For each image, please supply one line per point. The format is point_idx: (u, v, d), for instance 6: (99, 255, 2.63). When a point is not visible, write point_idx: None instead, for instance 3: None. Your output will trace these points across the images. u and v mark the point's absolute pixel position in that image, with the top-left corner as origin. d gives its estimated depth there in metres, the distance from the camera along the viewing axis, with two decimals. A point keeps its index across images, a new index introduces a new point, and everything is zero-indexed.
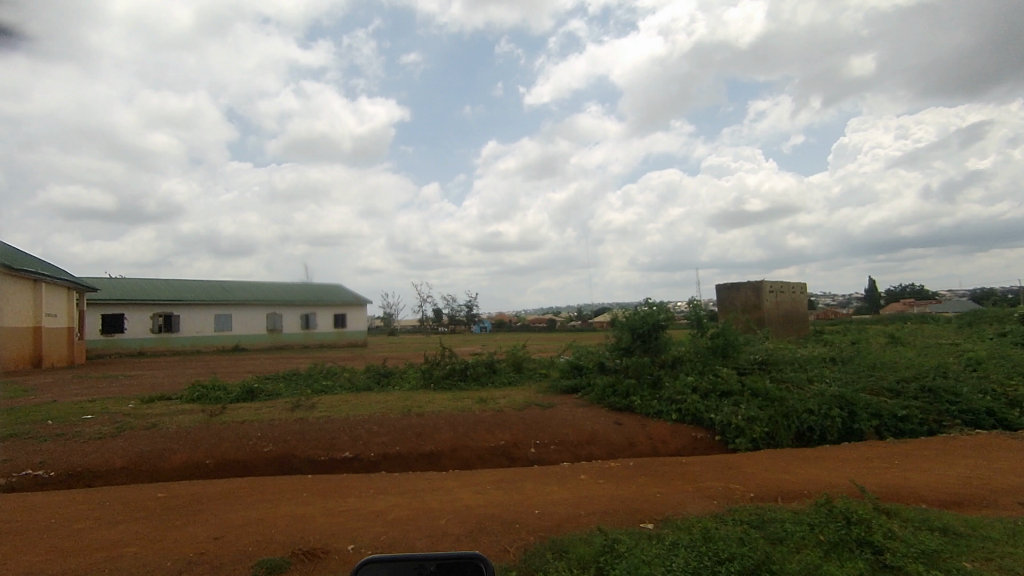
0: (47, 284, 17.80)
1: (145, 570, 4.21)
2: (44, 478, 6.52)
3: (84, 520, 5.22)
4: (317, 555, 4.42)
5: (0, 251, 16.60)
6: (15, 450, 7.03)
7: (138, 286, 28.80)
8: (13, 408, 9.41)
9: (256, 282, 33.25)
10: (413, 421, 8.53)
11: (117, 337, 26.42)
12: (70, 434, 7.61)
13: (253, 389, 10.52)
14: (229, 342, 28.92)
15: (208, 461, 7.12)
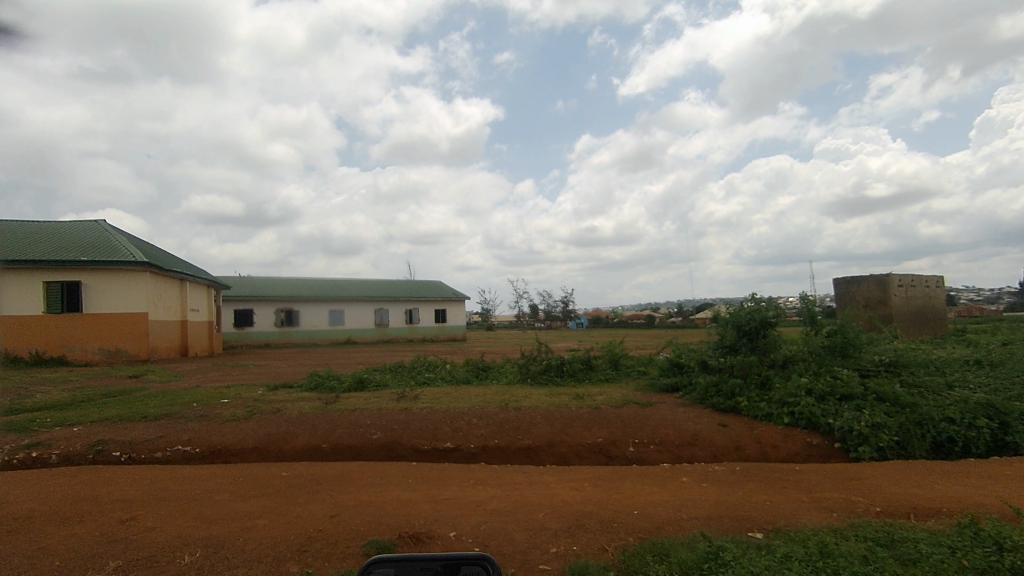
0: (190, 283, 20.17)
1: (274, 541, 4.64)
2: (191, 453, 7.40)
3: (222, 493, 5.85)
4: (422, 539, 4.63)
5: (153, 254, 19.02)
6: (169, 427, 8.03)
7: (264, 285, 31.76)
8: (166, 391, 10.76)
9: (364, 279, 35.43)
10: (511, 415, 8.67)
11: (248, 330, 29.37)
12: (211, 415, 8.56)
13: (363, 379, 11.25)
14: (341, 335, 31.13)
15: (324, 445, 7.70)
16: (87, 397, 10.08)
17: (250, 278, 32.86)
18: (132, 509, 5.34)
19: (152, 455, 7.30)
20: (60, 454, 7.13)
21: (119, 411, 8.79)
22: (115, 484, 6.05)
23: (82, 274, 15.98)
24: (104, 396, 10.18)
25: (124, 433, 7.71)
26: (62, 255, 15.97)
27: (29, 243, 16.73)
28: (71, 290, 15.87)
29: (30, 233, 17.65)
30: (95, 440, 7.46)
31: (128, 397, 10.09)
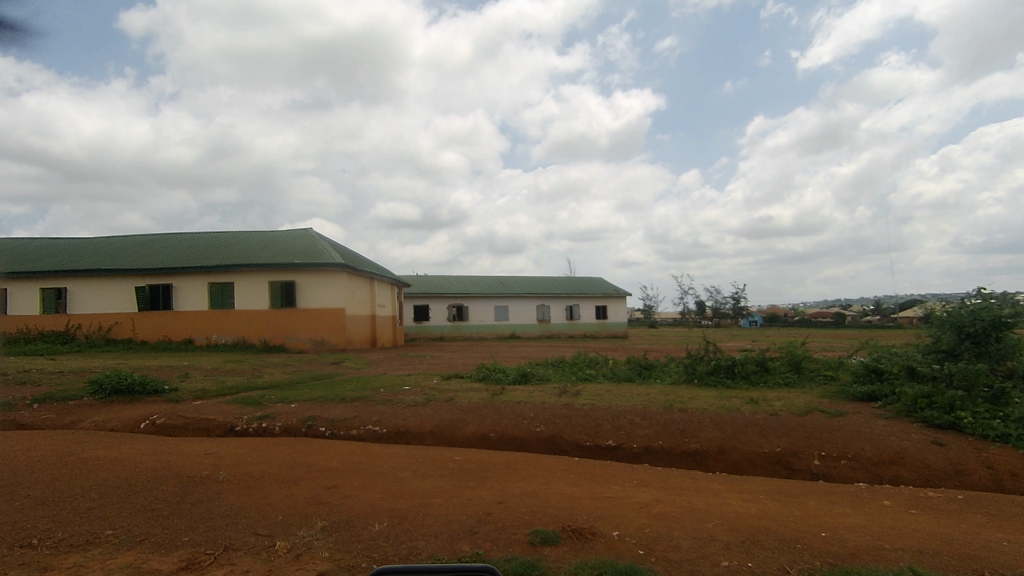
0: (378, 281, 22.71)
1: (449, 520, 5.00)
2: (380, 433, 8.32)
3: (405, 471, 6.47)
4: (585, 535, 4.64)
5: (349, 257, 21.79)
6: (362, 409, 9.12)
7: (438, 283, 34.53)
8: (360, 377, 12.24)
9: (527, 277, 36.67)
10: (677, 417, 8.29)
11: (425, 324, 32.18)
12: (395, 400, 9.53)
13: (527, 373, 11.64)
14: (507, 330, 32.61)
15: (492, 434, 8.12)
16: (301, 379, 11.88)
17: (426, 276, 35.96)
18: (335, 478, 6.16)
19: (349, 433, 8.35)
20: (281, 426, 8.49)
21: (324, 393, 10.21)
22: (322, 456, 7.03)
23: (296, 275, 18.87)
24: (313, 379, 11.91)
25: (328, 412, 8.93)
26: (282, 259, 19.03)
27: (259, 250, 20.24)
28: (288, 288, 18.84)
29: (259, 242, 21.32)
30: (306, 416, 8.75)
31: (331, 381, 11.67)
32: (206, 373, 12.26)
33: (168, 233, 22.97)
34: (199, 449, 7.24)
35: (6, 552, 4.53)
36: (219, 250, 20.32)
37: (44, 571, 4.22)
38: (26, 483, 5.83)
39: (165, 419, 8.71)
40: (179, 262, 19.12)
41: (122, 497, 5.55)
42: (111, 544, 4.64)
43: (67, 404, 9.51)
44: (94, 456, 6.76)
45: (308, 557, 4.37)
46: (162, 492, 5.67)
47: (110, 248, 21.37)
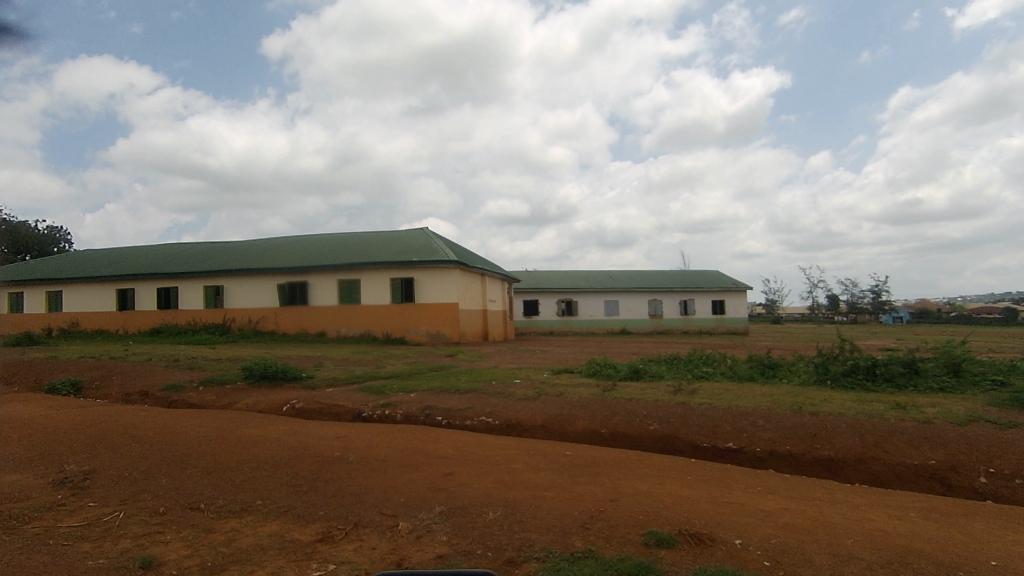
0: (489, 277, 23.34)
1: (560, 514, 5.00)
2: (492, 424, 8.54)
3: (517, 463, 6.58)
4: (703, 540, 4.42)
5: (462, 254, 22.60)
6: (475, 400, 9.41)
7: (547, 278, 34.76)
8: (473, 369, 12.66)
9: (638, 271, 35.74)
10: (806, 421, 7.62)
11: (535, 319, 32.59)
12: (507, 393, 9.73)
13: (639, 369, 11.33)
14: (617, 325, 32.04)
15: (604, 431, 8.01)
16: (419, 370, 12.53)
17: (535, 272, 36.33)
18: (451, 465, 6.42)
19: (464, 422, 8.67)
20: (402, 414, 9.03)
21: (440, 384, 10.68)
22: (439, 443, 7.37)
23: (414, 272, 19.91)
24: (430, 370, 12.51)
25: (444, 402, 9.34)
26: (401, 257, 20.19)
27: (381, 249, 21.66)
28: (407, 285, 19.96)
29: (381, 242, 22.81)
30: (425, 405, 9.22)
31: (446, 372, 12.19)
32: (336, 363, 13.36)
33: (304, 236, 25.32)
34: (332, 432, 7.91)
35: (180, 513, 5.26)
36: (346, 250, 22.03)
37: (208, 533, 4.83)
38: (195, 454, 6.74)
39: (304, 403, 9.63)
40: (312, 262, 20.97)
41: (269, 471, 6.22)
42: (261, 513, 5.21)
43: (226, 387, 10.86)
44: (247, 434, 7.63)
45: (428, 540, 4.59)
46: (301, 469, 6.26)
47: (257, 250, 24.00)
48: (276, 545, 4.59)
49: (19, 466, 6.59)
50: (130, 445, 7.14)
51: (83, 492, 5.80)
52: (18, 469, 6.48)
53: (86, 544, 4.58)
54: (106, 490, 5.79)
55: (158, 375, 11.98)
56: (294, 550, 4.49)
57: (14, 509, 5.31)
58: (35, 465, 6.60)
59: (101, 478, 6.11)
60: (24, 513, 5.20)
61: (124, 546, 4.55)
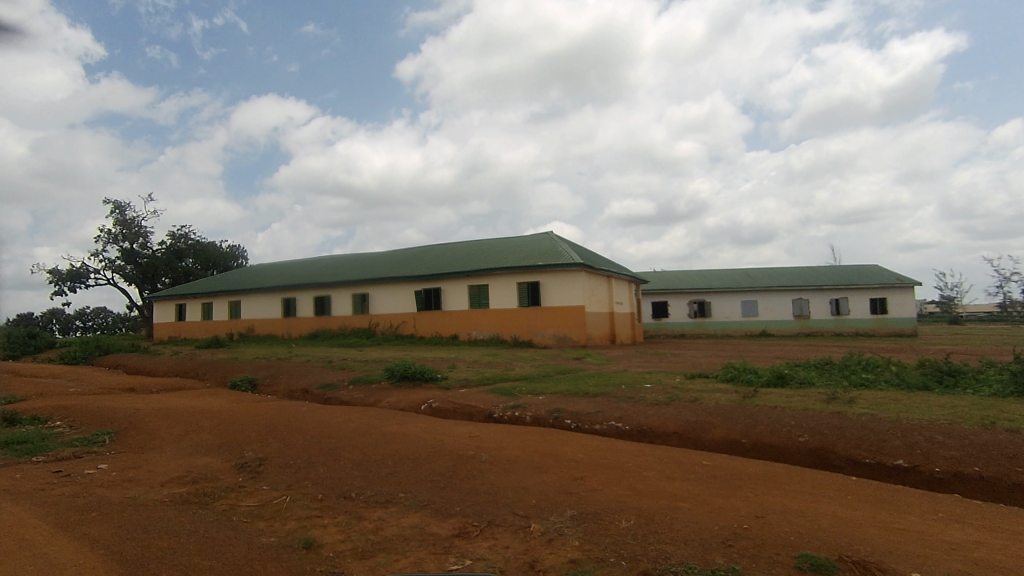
0: (615, 279, 22.93)
1: (699, 528, 4.71)
2: (622, 429, 8.31)
3: (650, 470, 6.33)
4: (871, 570, 3.89)
5: (587, 256, 22.47)
6: (603, 405, 9.24)
7: (677, 278, 33.30)
8: (601, 373, 12.47)
9: (779, 268, 32.93)
10: (1001, 438, 6.43)
11: (664, 321, 31.37)
12: (637, 398, 9.43)
13: (784, 375, 10.38)
14: (757, 327, 29.75)
15: (745, 441, 7.43)
16: (547, 373, 12.64)
17: (664, 272, 35.00)
18: (582, 469, 6.35)
19: (593, 427, 8.55)
20: (531, 416, 9.14)
21: (568, 387, 10.66)
22: (568, 447, 7.34)
23: (540, 275, 20.17)
24: (558, 373, 12.55)
25: (573, 405, 9.29)
26: (528, 262, 20.55)
27: (508, 255, 22.24)
28: (534, 288, 20.27)
29: (508, 248, 23.44)
30: (554, 408, 9.25)
31: (573, 376, 12.15)
32: (469, 365, 13.91)
33: (437, 244, 26.83)
34: (465, 431, 8.24)
35: (335, 500, 5.78)
36: (476, 256, 22.95)
37: (359, 520, 5.25)
38: (347, 447, 7.38)
39: (439, 403, 10.14)
40: (445, 269, 22.12)
41: (410, 466, 6.62)
42: (404, 505, 5.55)
43: (371, 386, 11.80)
44: (390, 431, 8.21)
45: (560, 543, 4.56)
46: (439, 466, 6.58)
47: (397, 260, 25.88)
48: (417, 536, 4.85)
49: (210, 451, 7.70)
50: (294, 437, 8.02)
51: (258, 476, 6.61)
52: (210, 453, 7.58)
53: (261, 522, 5.21)
54: (276, 476, 6.54)
55: (316, 374, 13.36)
56: (433, 543, 4.71)
57: (207, 487, 6.20)
58: (222, 450, 7.67)
59: (272, 465, 6.93)
60: (214, 492, 6.05)
61: (291, 527, 5.10)
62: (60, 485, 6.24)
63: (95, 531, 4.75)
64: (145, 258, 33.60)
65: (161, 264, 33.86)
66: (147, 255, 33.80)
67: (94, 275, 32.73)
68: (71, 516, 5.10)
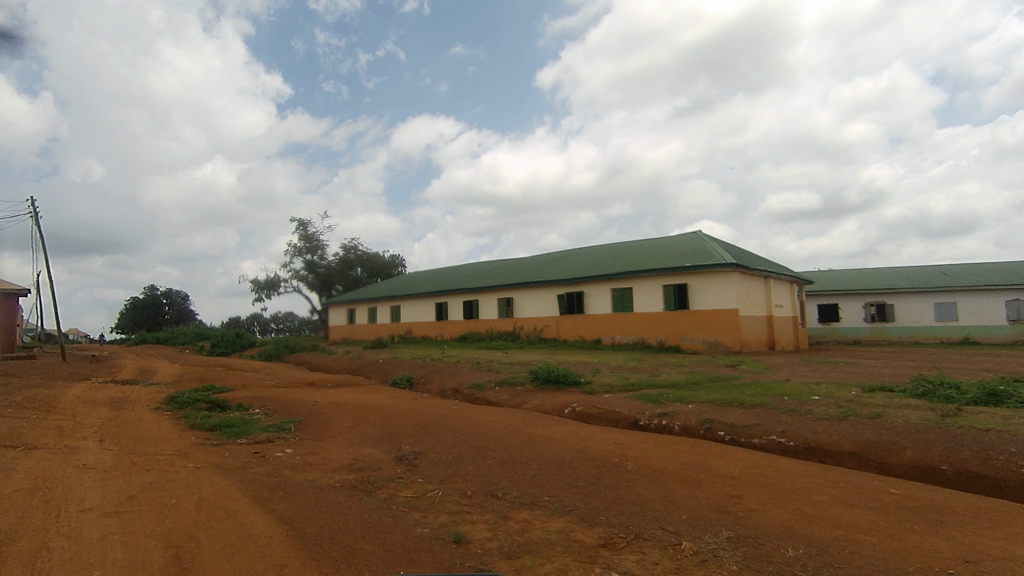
0: (774, 280, 21.03)
1: (886, 567, 4.03)
2: (786, 445, 7.51)
3: (821, 494, 5.61)
4: None
5: (741, 256, 20.90)
6: (763, 417, 8.42)
7: (850, 278, 29.53)
8: (759, 382, 11.41)
9: (986, 265, 27.69)
10: None
11: (835, 326, 27.96)
12: (803, 411, 8.45)
13: (998, 392, 8.60)
14: (956, 334, 25.17)
15: (945, 468, 6.28)
16: (698, 381, 11.88)
17: (833, 271, 31.25)
18: (739, 487, 5.83)
19: (751, 441, 7.83)
20: (681, 426, 8.64)
21: (721, 396, 9.90)
22: (723, 461, 6.80)
23: (688, 277, 19.16)
24: (709, 381, 11.74)
25: (727, 416, 8.61)
26: (674, 263, 19.65)
27: (653, 256, 21.47)
28: (682, 291, 19.30)
29: (653, 249, 22.63)
30: (705, 418, 8.65)
31: (727, 384, 11.27)
32: (612, 370, 13.60)
33: (580, 248, 26.82)
34: (610, 437, 8.05)
35: (483, 497, 5.97)
36: (619, 259, 22.52)
37: (506, 520, 5.35)
38: (494, 447, 7.62)
39: (583, 407, 10.05)
40: (587, 272, 22.01)
41: (555, 470, 6.61)
42: (548, 509, 5.54)
43: (517, 388, 12.08)
44: (535, 433, 8.30)
45: (715, 566, 4.21)
46: (584, 472, 6.48)
47: (540, 264, 26.36)
48: (563, 542, 4.80)
49: (375, 443, 8.43)
50: (446, 434, 8.47)
51: (414, 469, 7.08)
52: (374, 445, 8.29)
53: (417, 513, 5.55)
54: (429, 470, 6.95)
55: (466, 374, 14.04)
56: (579, 550, 4.62)
57: (371, 476, 6.80)
58: (384, 442, 8.37)
59: (426, 459, 7.39)
60: (377, 481, 6.59)
61: (442, 520, 5.35)
62: (258, 464, 7.28)
63: (281, 508, 5.41)
64: (324, 268, 38.22)
65: (336, 273, 38.35)
66: (324, 265, 38.27)
67: (284, 284, 37.96)
68: (264, 492, 5.89)
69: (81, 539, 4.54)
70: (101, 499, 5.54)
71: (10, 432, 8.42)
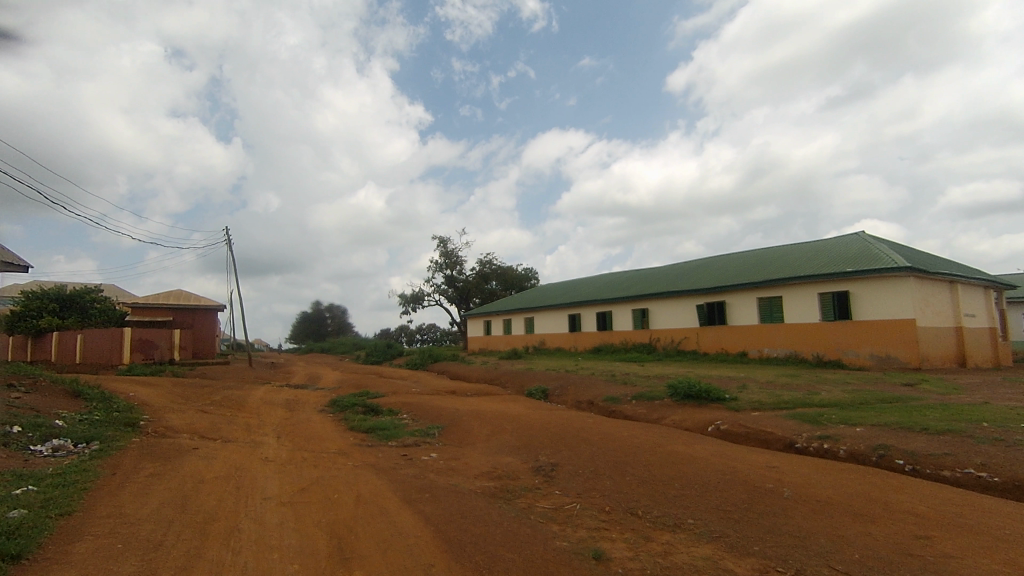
0: (963, 285, 18.00)
1: None
2: (988, 481, 6.29)
3: None
4: None
5: (917, 259, 18.21)
6: (955, 446, 7.17)
7: None
8: (948, 404, 9.73)
9: None
10: None
11: None
12: (1010, 441, 7.03)
13: None
14: None
15: None
16: (866, 401, 10.47)
17: None
18: (927, 527, 4.99)
19: (940, 473, 6.69)
20: (847, 451, 7.66)
21: (898, 419, 8.61)
22: (904, 495, 5.89)
23: (850, 283, 17.12)
24: (882, 402, 10.30)
25: (907, 443, 7.46)
26: (832, 268, 17.69)
27: (808, 261, 19.51)
28: (843, 299, 17.29)
29: (807, 254, 20.57)
30: (878, 444, 7.58)
31: (906, 406, 9.78)
32: (761, 386, 12.51)
33: (720, 255, 25.24)
34: (761, 460, 7.38)
35: (622, 515, 5.78)
36: (767, 266, 20.81)
37: (647, 541, 5.11)
38: (632, 462, 7.37)
39: (729, 425, 9.36)
40: (730, 281, 20.62)
41: (700, 492, 6.20)
42: (693, 534, 5.20)
43: (655, 402, 11.61)
44: (677, 451, 7.87)
45: None
46: (732, 495, 6.00)
47: (676, 274, 25.27)
48: (711, 570, 4.47)
49: (513, 452, 8.58)
50: (583, 446, 8.38)
51: (551, 480, 7.08)
52: (512, 454, 8.45)
53: (555, 525, 5.52)
54: (566, 482, 6.91)
55: (600, 387, 13.82)
56: None
57: (510, 484, 6.92)
58: (522, 452, 8.49)
59: (563, 471, 7.35)
60: (516, 489, 6.70)
61: (581, 535, 5.26)
62: (407, 466, 7.77)
63: (427, 510, 5.70)
64: (462, 282, 40.25)
65: (473, 286, 40.16)
66: (463, 279, 40.46)
67: (427, 297, 40.64)
68: (413, 493, 6.26)
69: (265, 524, 5.16)
70: (278, 489, 6.27)
71: (212, 426, 9.92)
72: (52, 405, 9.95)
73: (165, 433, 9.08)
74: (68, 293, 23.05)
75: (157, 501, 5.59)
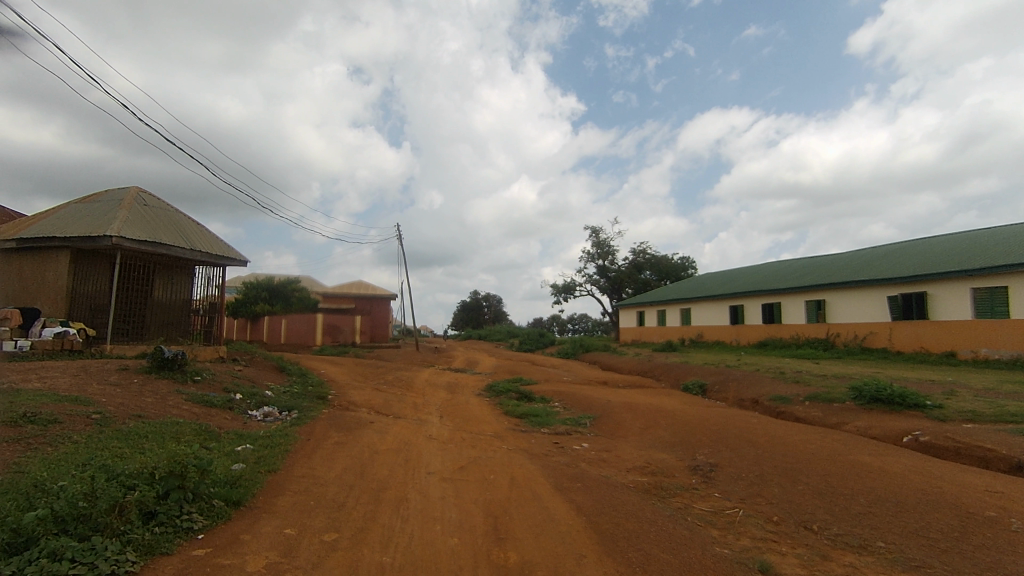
0: None
1: None
2: None
3: None
4: None
5: None
6: None
7: None
8: None
9: None
10: None
11: None
12: None
13: None
14: None
15: None
16: None
17: None
18: None
19: None
20: None
21: None
22: None
23: None
24: None
25: None
26: None
27: None
28: None
29: None
30: None
31: None
32: (977, 393, 10.41)
33: (921, 240, 21.53)
34: (978, 482, 6.13)
35: (794, 527, 5.22)
36: (986, 250, 17.27)
37: (825, 560, 4.55)
38: (806, 471, 6.60)
39: (931, 437, 7.96)
40: (934, 268, 17.52)
41: (894, 511, 5.35)
42: (886, 559, 4.50)
43: (834, 404, 10.30)
44: (863, 462, 6.88)
45: None
46: (936, 520, 5.08)
47: (862, 260, 22.13)
48: None
49: (668, 448, 8.22)
50: (747, 448, 7.73)
51: (710, 481, 6.64)
52: (667, 450, 8.10)
53: (715, 530, 5.16)
54: (728, 485, 6.43)
55: (767, 385, 12.64)
56: None
57: (665, 482, 6.64)
58: (677, 449, 8.11)
59: (723, 473, 6.86)
60: (671, 487, 6.41)
61: (745, 544, 4.85)
62: (559, 454, 7.85)
63: (580, 499, 5.69)
64: (615, 273, 39.67)
65: (626, 276, 39.37)
66: (615, 270, 39.85)
67: (579, 288, 40.77)
68: (565, 482, 6.29)
69: (429, 497, 5.56)
70: (441, 465, 6.74)
71: (385, 403, 11.02)
72: (265, 377, 11.83)
73: (347, 407, 10.28)
74: (276, 283, 26.93)
75: (341, 466, 6.34)
